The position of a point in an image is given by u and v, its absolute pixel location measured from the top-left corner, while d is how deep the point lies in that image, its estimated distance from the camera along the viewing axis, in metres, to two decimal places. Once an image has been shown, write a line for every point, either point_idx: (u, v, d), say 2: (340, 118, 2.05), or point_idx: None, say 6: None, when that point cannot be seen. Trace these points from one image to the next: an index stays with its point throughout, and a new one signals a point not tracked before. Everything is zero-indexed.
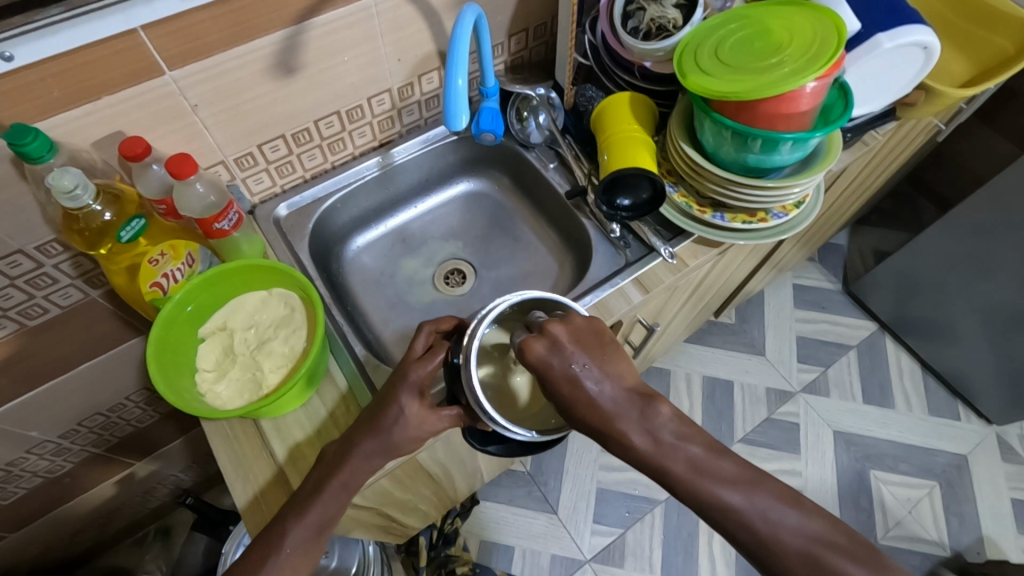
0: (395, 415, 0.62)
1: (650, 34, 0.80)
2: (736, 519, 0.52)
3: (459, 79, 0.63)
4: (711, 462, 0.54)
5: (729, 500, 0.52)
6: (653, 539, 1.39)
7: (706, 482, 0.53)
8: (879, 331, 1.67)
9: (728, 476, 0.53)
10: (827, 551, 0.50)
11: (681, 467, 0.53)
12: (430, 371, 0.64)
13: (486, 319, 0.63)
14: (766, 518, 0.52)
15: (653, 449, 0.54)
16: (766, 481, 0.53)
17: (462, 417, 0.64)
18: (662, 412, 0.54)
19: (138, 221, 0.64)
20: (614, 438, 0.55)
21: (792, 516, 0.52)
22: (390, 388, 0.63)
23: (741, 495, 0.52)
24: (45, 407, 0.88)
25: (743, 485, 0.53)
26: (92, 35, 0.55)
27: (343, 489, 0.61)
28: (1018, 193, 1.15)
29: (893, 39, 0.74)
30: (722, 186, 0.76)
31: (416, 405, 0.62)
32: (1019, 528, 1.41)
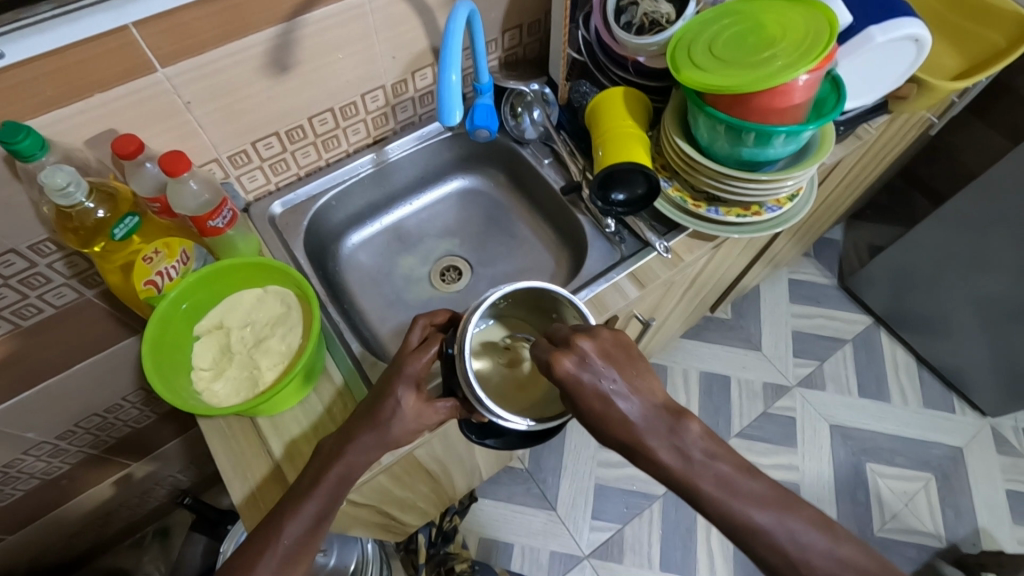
0: (392, 408, 0.62)
1: (643, 29, 0.80)
2: (764, 539, 0.53)
3: (452, 74, 0.63)
4: (740, 481, 0.54)
5: (759, 521, 0.52)
6: (652, 534, 1.40)
7: (736, 504, 0.53)
8: (874, 325, 1.68)
9: (757, 495, 0.53)
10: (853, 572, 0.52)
11: (710, 488, 0.53)
12: (426, 364, 0.64)
13: (481, 308, 0.62)
14: (794, 540, 0.52)
15: (683, 469, 0.53)
16: (795, 502, 0.54)
17: (458, 409, 0.64)
18: (692, 430, 0.54)
19: (131, 219, 0.64)
20: (643, 454, 0.54)
21: (820, 539, 0.53)
22: (386, 381, 0.64)
23: (772, 518, 0.53)
24: (41, 408, 0.88)
25: (771, 506, 0.53)
26: (82, 33, 0.54)
27: (339, 483, 0.61)
28: (1011, 186, 1.15)
29: (885, 32, 0.74)
30: (717, 180, 0.76)
31: (412, 397, 0.62)
32: (1014, 520, 1.42)
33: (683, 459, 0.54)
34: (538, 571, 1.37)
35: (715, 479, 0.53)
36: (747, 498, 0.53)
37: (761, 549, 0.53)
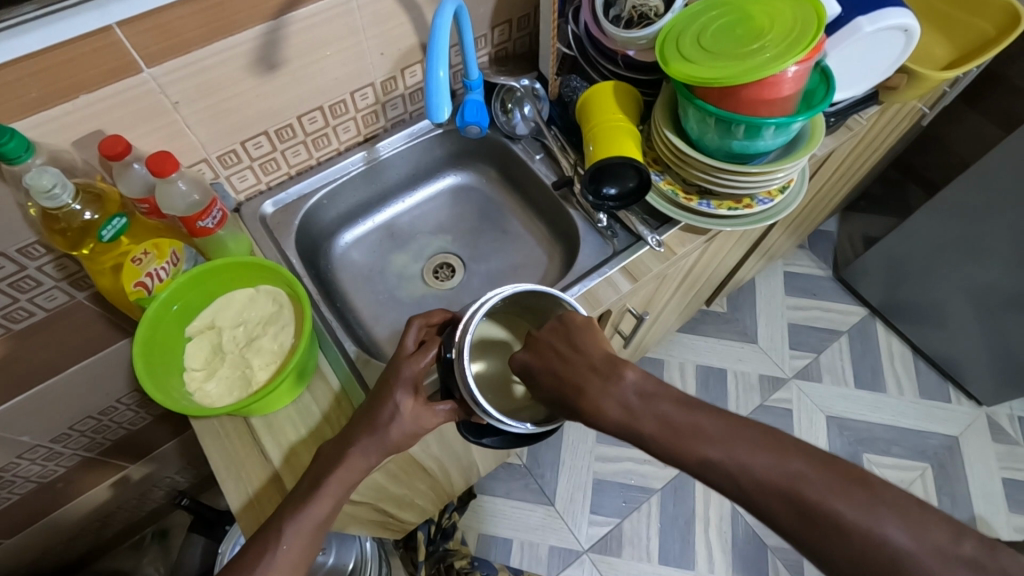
0: (388, 409, 0.62)
1: (632, 22, 0.80)
2: (709, 467, 0.50)
3: (439, 71, 0.63)
4: (682, 417, 0.53)
5: (695, 450, 0.50)
6: (650, 527, 1.40)
7: (674, 438, 0.52)
8: (870, 316, 1.68)
9: (704, 429, 0.51)
10: (809, 488, 0.46)
11: (651, 424, 0.53)
12: (422, 368, 0.64)
13: (479, 313, 0.63)
14: (746, 467, 0.48)
15: (620, 414, 0.54)
16: (736, 428, 0.51)
17: (456, 412, 0.64)
18: (625, 376, 0.56)
19: (119, 220, 0.63)
20: (587, 405, 0.56)
21: (773, 461, 0.48)
22: (383, 384, 0.64)
23: (712, 446, 0.50)
24: (35, 412, 0.88)
25: (709, 435, 0.51)
26: (66, 34, 0.54)
27: (340, 485, 0.60)
28: (1003, 174, 1.16)
29: (873, 22, 0.74)
30: (707, 173, 0.76)
31: (410, 401, 0.62)
32: (1010, 507, 1.43)
33: (625, 407, 0.54)
34: (537, 566, 1.37)
35: (655, 417, 0.53)
36: (688, 430, 0.51)
37: (715, 481, 0.50)
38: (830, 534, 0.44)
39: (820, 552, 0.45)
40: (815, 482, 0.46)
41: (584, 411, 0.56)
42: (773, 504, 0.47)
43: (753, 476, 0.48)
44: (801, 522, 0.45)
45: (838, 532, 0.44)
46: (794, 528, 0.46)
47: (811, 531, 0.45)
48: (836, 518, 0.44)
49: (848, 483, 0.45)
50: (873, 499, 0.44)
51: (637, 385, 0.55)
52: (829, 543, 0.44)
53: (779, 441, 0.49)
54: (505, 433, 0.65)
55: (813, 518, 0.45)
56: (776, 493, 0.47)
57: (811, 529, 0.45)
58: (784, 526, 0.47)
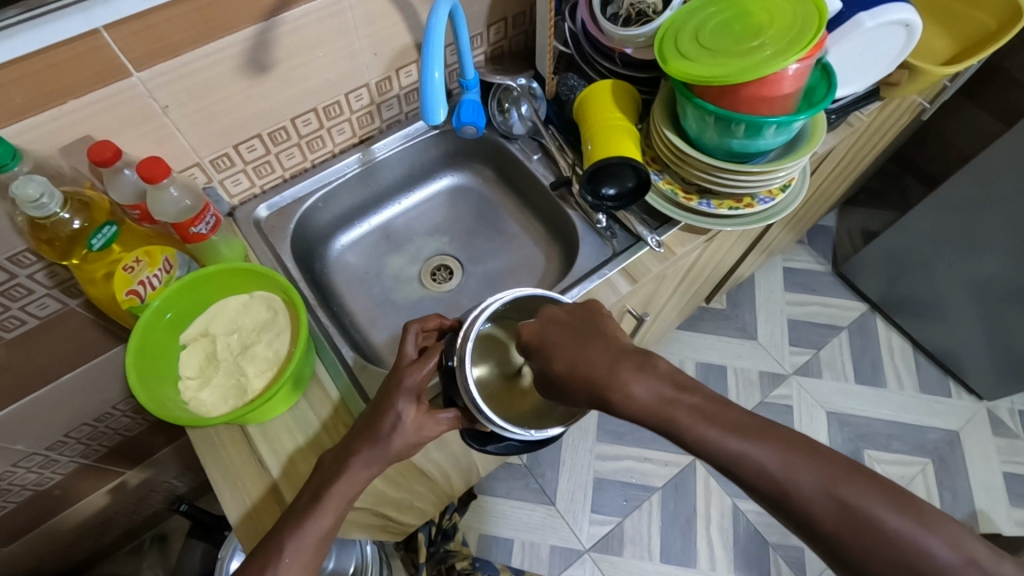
0: (390, 420, 0.61)
1: (630, 20, 0.79)
2: (744, 465, 0.48)
3: (435, 72, 0.62)
4: (714, 411, 0.51)
5: (732, 447, 0.48)
6: (652, 526, 1.40)
7: (710, 430, 0.50)
8: (869, 311, 1.68)
9: (729, 423, 0.49)
10: (853, 495, 0.45)
11: (684, 415, 0.51)
12: (425, 376, 0.62)
13: (481, 316, 0.62)
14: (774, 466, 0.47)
15: (654, 400, 0.52)
16: (772, 428, 0.49)
17: (460, 420, 0.63)
18: (658, 366, 0.54)
19: (109, 228, 0.62)
20: (618, 392, 0.53)
21: (802, 461, 0.47)
22: (385, 393, 0.62)
23: (753, 443, 0.48)
24: (29, 421, 0.87)
25: (750, 431, 0.49)
26: (51, 38, 0.53)
27: (343, 499, 0.59)
28: (1004, 168, 1.15)
29: (874, 18, 0.73)
30: (707, 172, 0.75)
31: (413, 410, 0.61)
32: (1011, 501, 1.43)
33: (659, 393, 0.52)
34: (539, 566, 1.37)
35: (688, 409, 0.51)
36: (723, 426, 0.49)
37: (750, 480, 0.48)
38: (875, 544, 0.43)
39: (858, 560, 0.44)
40: (858, 489, 0.45)
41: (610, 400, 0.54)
42: (810, 509, 0.46)
43: (793, 481, 0.46)
44: (827, 522, 0.45)
45: (880, 540, 0.43)
46: (835, 534, 0.45)
47: (855, 536, 0.44)
48: (879, 525, 0.43)
49: (892, 493, 0.44)
50: (921, 515, 0.43)
51: (671, 376, 0.53)
52: (871, 552, 0.43)
53: (817, 447, 0.47)
54: (511, 441, 0.64)
55: (857, 525, 0.44)
56: (817, 498, 0.46)
57: (853, 535, 0.44)
58: (820, 530, 0.45)
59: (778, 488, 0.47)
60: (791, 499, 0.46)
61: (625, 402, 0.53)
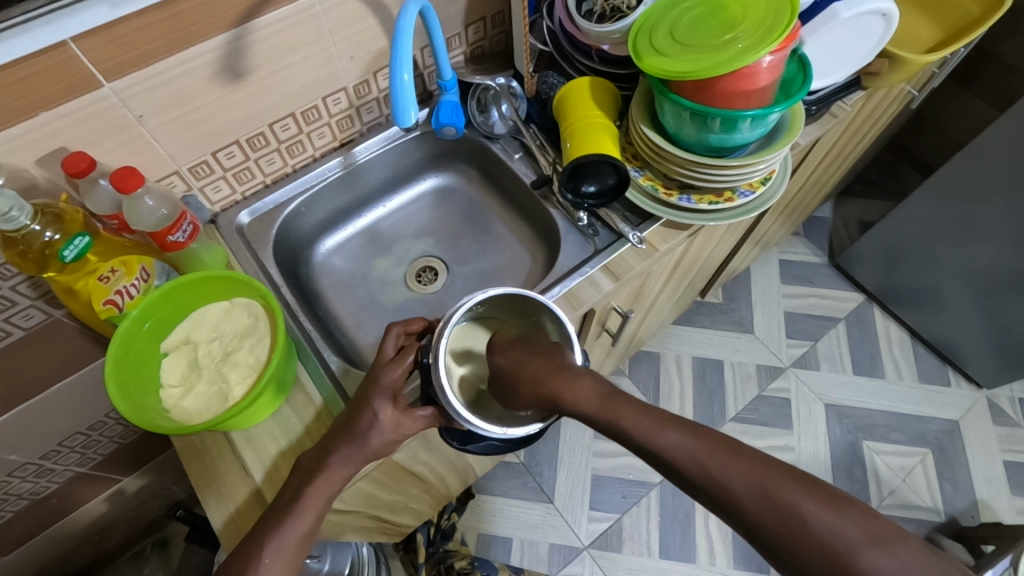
0: (368, 420, 0.61)
1: (605, 16, 0.78)
2: (676, 459, 0.50)
3: (404, 74, 0.62)
4: (652, 408, 0.54)
5: (664, 437, 0.51)
6: (650, 522, 1.40)
7: (649, 424, 0.53)
8: (866, 301, 1.67)
9: (667, 417, 0.53)
10: (778, 484, 0.46)
11: (626, 412, 0.54)
12: (401, 375, 0.63)
13: (454, 318, 0.62)
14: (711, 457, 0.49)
15: (597, 396, 0.56)
16: (701, 424, 0.52)
17: (437, 417, 0.63)
18: (604, 370, 0.58)
19: (82, 239, 0.61)
20: (565, 392, 0.56)
21: (733, 449, 0.49)
22: (363, 394, 0.63)
23: (686, 435, 0.51)
24: (20, 431, 0.87)
25: (680, 425, 0.52)
26: (19, 52, 0.53)
27: (323, 503, 0.59)
28: (998, 153, 1.14)
29: (850, 8, 0.72)
30: (686, 168, 0.75)
31: (389, 409, 0.61)
32: (1013, 490, 1.42)
33: (604, 390, 0.56)
34: (537, 564, 1.37)
35: (630, 404, 0.54)
36: (659, 419, 0.53)
37: (683, 472, 0.50)
38: (800, 532, 0.44)
39: (781, 545, 0.45)
40: (783, 478, 0.46)
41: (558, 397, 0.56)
42: (738, 498, 0.47)
43: (723, 475, 0.48)
44: (757, 512, 0.46)
45: (801, 526, 0.44)
46: (765, 525, 0.46)
47: (778, 521, 0.45)
48: (798, 508, 0.45)
49: (810, 482, 0.46)
50: (834, 502, 0.45)
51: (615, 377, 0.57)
52: (795, 540, 0.44)
53: (743, 443, 0.50)
54: (492, 440, 0.63)
55: (779, 512, 0.45)
56: (748, 489, 0.47)
57: (778, 523, 0.45)
58: (747, 519, 0.47)
59: (712, 481, 0.48)
60: (724, 491, 0.48)
61: (574, 401, 0.56)
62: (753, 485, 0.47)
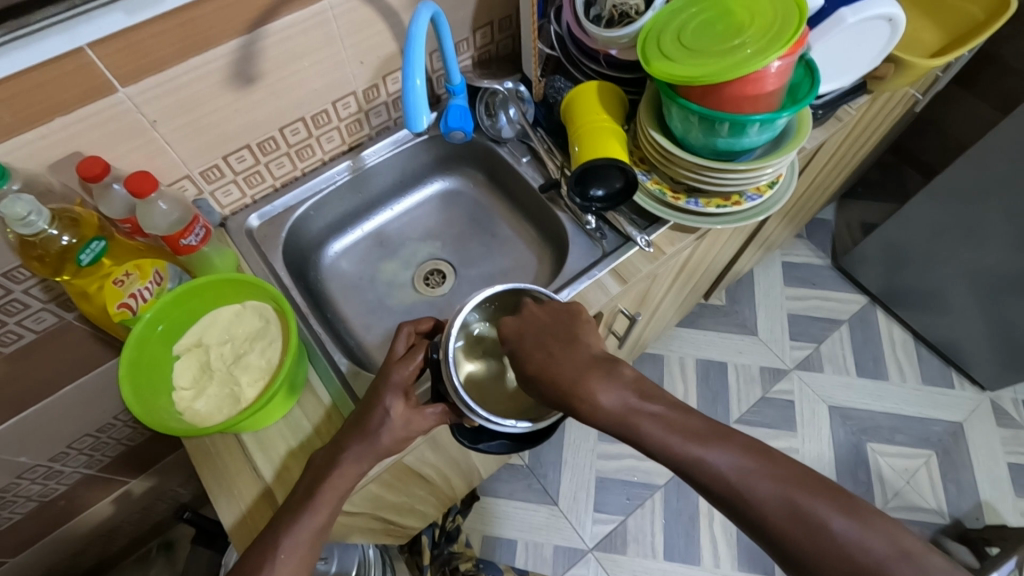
0: (379, 417, 0.62)
1: (613, 21, 0.79)
2: (704, 471, 0.51)
3: (416, 79, 0.62)
4: (677, 418, 0.54)
5: (692, 452, 0.51)
6: (654, 523, 1.40)
7: (674, 438, 0.53)
8: (870, 304, 1.67)
9: (692, 430, 0.53)
10: (804, 498, 0.48)
11: (648, 424, 0.54)
12: (411, 373, 0.64)
13: (462, 314, 0.63)
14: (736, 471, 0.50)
15: (619, 408, 0.55)
16: (729, 433, 0.52)
17: (447, 414, 0.64)
18: (623, 374, 0.57)
19: (97, 243, 0.63)
20: (584, 404, 0.56)
21: (755, 462, 0.50)
22: (373, 392, 0.63)
23: (710, 449, 0.51)
24: (30, 433, 0.88)
25: (710, 438, 0.52)
26: (36, 58, 0.54)
27: (335, 504, 0.60)
28: (1002, 156, 1.14)
29: (855, 13, 0.73)
30: (693, 171, 0.76)
31: (400, 404, 0.62)
32: (1017, 492, 1.42)
33: (624, 401, 0.55)
34: (542, 566, 1.37)
35: (652, 418, 0.54)
36: (683, 433, 0.52)
37: (710, 485, 0.51)
38: (828, 546, 0.46)
39: (807, 558, 0.47)
40: (809, 492, 0.48)
41: (576, 409, 0.56)
42: (765, 511, 0.49)
43: (748, 487, 0.50)
44: (782, 524, 0.48)
45: (829, 540, 0.47)
46: (791, 538, 0.48)
47: (805, 534, 0.47)
48: (824, 523, 0.47)
49: (838, 496, 0.48)
50: (862, 517, 0.47)
51: (636, 385, 0.56)
52: (821, 552, 0.47)
53: (772, 455, 0.51)
54: (503, 437, 0.64)
55: (806, 525, 0.47)
56: (778, 505, 0.48)
57: (807, 537, 0.47)
58: (776, 533, 0.48)
59: (737, 495, 0.50)
60: (754, 504, 0.49)
61: (592, 411, 0.55)
62: (782, 500, 0.49)
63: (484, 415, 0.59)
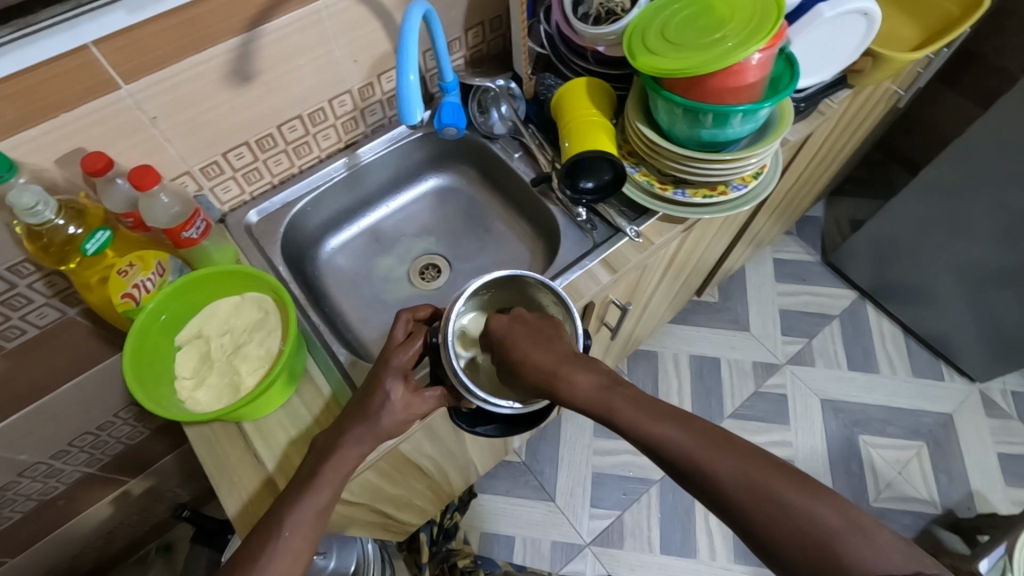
0: (378, 399, 0.64)
1: (600, 18, 0.81)
2: (666, 449, 0.52)
3: (410, 74, 0.65)
4: (646, 397, 0.56)
5: (654, 428, 0.53)
6: (651, 517, 1.42)
7: (640, 416, 0.54)
8: (859, 298, 1.70)
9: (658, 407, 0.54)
10: (762, 474, 0.48)
11: (621, 403, 0.55)
12: (411, 356, 0.65)
13: (460, 300, 0.64)
14: (698, 446, 0.51)
15: (594, 388, 0.57)
16: (691, 414, 0.54)
17: (446, 398, 0.65)
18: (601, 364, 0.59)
19: (103, 233, 0.64)
20: (562, 386, 0.57)
21: (715, 439, 0.51)
22: (375, 376, 0.65)
23: (673, 424, 0.53)
24: (32, 429, 0.89)
25: (673, 416, 0.53)
26: (42, 55, 0.55)
27: (337, 486, 0.61)
28: (985, 149, 1.17)
29: (833, 7, 0.75)
30: (680, 163, 0.78)
31: (401, 388, 0.63)
32: (1006, 481, 1.45)
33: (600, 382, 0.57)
34: (539, 562, 1.38)
35: (624, 397, 0.55)
36: (648, 412, 0.54)
37: (673, 460, 0.52)
38: (782, 519, 0.47)
39: (764, 534, 0.47)
40: (766, 469, 0.49)
41: (556, 389, 0.58)
42: (724, 486, 0.49)
43: (709, 463, 0.50)
44: (738, 498, 0.48)
45: (782, 512, 0.47)
46: (745, 510, 0.48)
47: (761, 509, 0.47)
48: (781, 496, 0.47)
49: (793, 471, 0.48)
50: (816, 492, 0.47)
51: (610, 371, 0.58)
52: (777, 525, 0.47)
53: (732, 437, 0.52)
54: (499, 421, 0.66)
55: (763, 499, 0.48)
56: (734, 477, 0.49)
57: (761, 510, 0.47)
58: (733, 506, 0.49)
59: (695, 467, 0.51)
60: (711, 476, 0.50)
61: (570, 393, 0.57)
62: (739, 474, 0.49)
63: (486, 399, 0.61)
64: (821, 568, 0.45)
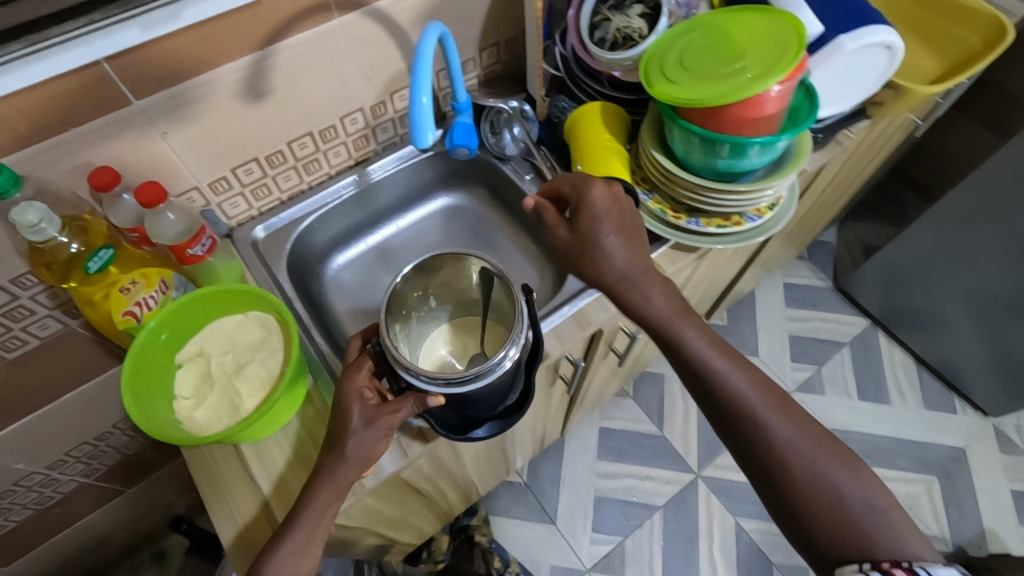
0: (348, 422, 0.63)
1: (617, 44, 0.79)
2: (740, 403, 0.62)
3: (422, 97, 0.64)
4: (725, 354, 0.65)
5: (732, 379, 0.63)
6: (653, 544, 1.39)
7: (726, 365, 0.64)
8: (871, 326, 1.67)
9: (731, 364, 0.64)
10: (814, 450, 0.59)
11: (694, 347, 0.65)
12: (363, 372, 0.65)
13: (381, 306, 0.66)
14: (764, 414, 0.61)
15: (675, 326, 0.66)
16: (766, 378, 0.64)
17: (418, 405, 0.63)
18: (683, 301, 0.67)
19: (106, 251, 0.64)
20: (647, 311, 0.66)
21: (775, 409, 0.62)
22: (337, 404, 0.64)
23: (751, 387, 0.63)
24: (30, 439, 0.88)
25: (751, 376, 0.64)
26: (52, 71, 0.55)
27: None
28: (1006, 182, 1.15)
29: (855, 40, 0.72)
30: (695, 192, 0.77)
31: (361, 405, 0.62)
32: (1020, 520, 1.41)
33: (679, 312, 0.66)
34: None
35: (700, 338, 0.65)
36: (729, 369, 0.64)
37: (734, 412, 0.62)
38: (818, 488, 0.57)
39: (802, 506, 0.58)
40: (817, 445, 0.59)
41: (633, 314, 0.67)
42: (785, 449, 0.59)
43: (771, 425, 0.61)
44: (791, 464, 0.59)
45: (828, 485, 0.57)
46: (785, 475, 0.59)
47: (810, 478, 0.58)
48: (828, 474, 0.58)
49: (841, 453, 0.59)
50: (854, 471, 0.58)
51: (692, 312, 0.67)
52: (819, 495, 0.57)
53: (794, 407, 0.63)
54: (494, 418, 0.68)
55: (810, 470, 0.58)
56: (789, 438, 0.60)
57: (810, 477, 0.58)
58: (782, 472, 0.59)
59: (759, 426, 0.61)
60: (767, 436, 0.60)
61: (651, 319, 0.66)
62: (791, 440, 0.60)
63: (478, 373, 0.61)
64: (848, 536, 0.55)
